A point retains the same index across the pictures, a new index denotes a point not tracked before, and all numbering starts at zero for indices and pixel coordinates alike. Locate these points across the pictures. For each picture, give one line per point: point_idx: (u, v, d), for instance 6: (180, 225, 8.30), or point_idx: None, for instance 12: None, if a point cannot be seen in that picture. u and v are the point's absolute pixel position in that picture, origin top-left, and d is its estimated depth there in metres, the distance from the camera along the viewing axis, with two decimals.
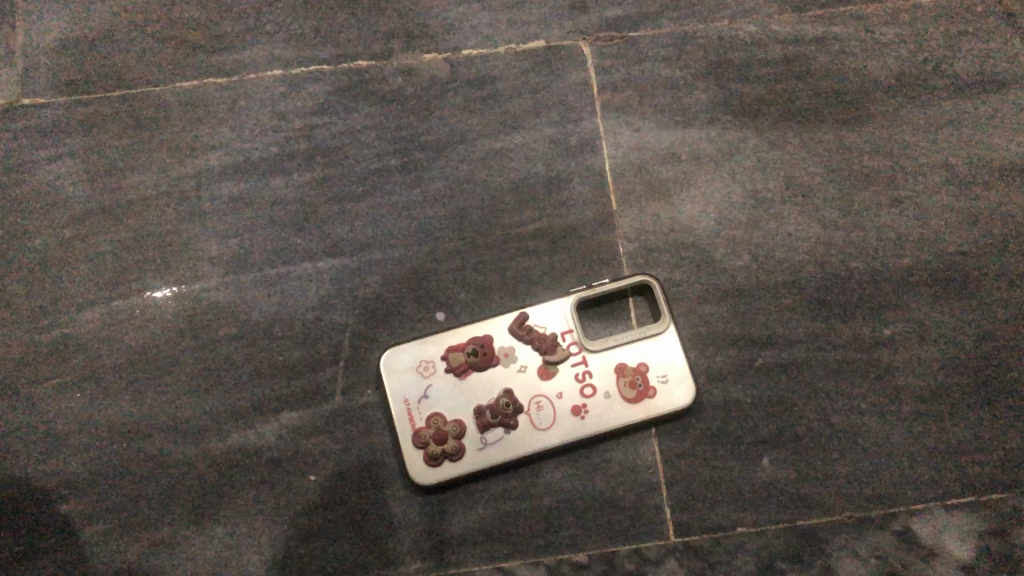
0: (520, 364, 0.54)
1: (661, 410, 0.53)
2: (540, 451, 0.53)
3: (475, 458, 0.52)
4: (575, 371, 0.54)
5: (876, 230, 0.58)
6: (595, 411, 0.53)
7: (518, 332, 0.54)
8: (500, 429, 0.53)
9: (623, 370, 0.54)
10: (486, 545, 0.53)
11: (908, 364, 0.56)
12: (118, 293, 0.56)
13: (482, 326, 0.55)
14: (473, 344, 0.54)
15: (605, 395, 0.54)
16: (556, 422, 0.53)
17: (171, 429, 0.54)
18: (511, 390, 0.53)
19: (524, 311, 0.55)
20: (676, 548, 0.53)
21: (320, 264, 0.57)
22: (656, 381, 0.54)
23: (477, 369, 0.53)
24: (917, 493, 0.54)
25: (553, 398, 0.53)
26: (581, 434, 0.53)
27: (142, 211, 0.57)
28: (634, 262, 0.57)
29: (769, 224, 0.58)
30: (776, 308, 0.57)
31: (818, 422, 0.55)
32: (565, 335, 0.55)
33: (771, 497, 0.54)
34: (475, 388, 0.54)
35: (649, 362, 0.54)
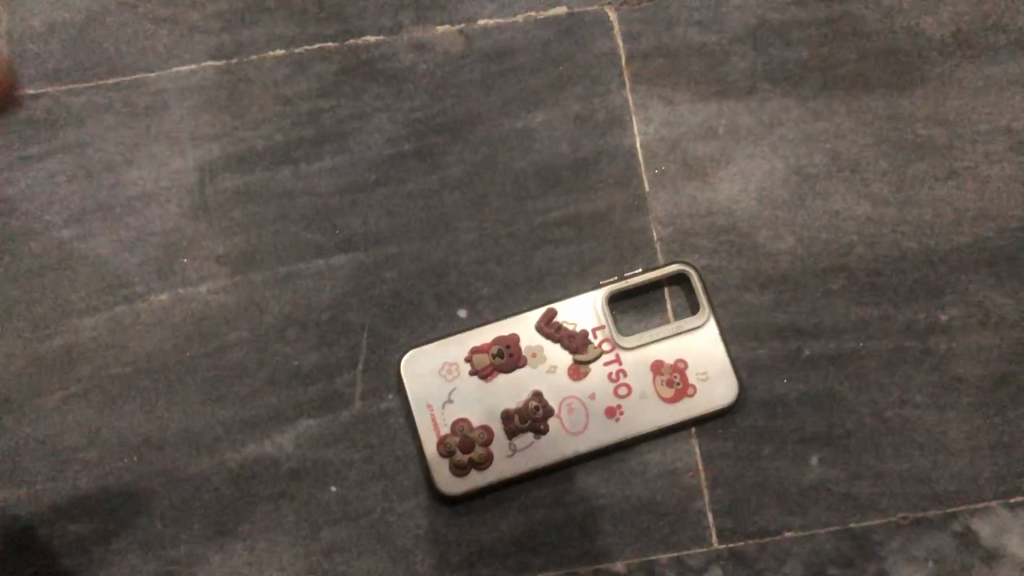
0: (549, 364, 0.51)
1: (701, 409, 0.50)
2: (572, 456, 0.50)
3: (504, 466, 0.50)
4: (608, 369, 0.51)
5: (931, 206, 0.54)
6: (630, 413, 0.50)
7: (547, 330, 0.51)
8: (530, 434, 0.50)
9: (661, 367, 0.51)
10: (519, 556, 0.50)
11: (968, 352, 0.52)
12: (123, 298, 0.53)
13: (508, 324, 0.51)
14: (499, 344, 0.51)
15: (641, 395, 0.50)
16: (589, 425, 0.50)
17: (184, 441, 0.51)
18: (541, 392, 0.50)
19: (553, 307, 0.51)
20: (720, 554, 0.50)
21: (333, 260, 0.53)
22: (695, 379, 0.50)
23: (503, 371, 0.50)
24: (978, 491, 0.50)
25: (585, 400, 0.50)
26: (616, 437, 0.50)
27: (143, 208, 0.54)
28: (669, 248, 0.53)
29: (814, 203, 0.54)
30: (823, 294, 0.53)
31: (871, 417, 0.51)
32: (597, 331, 0.51)
33: (820, 499, 0.50)
34: (503, 391, 0.50)
35: (688, 358, 0.51)
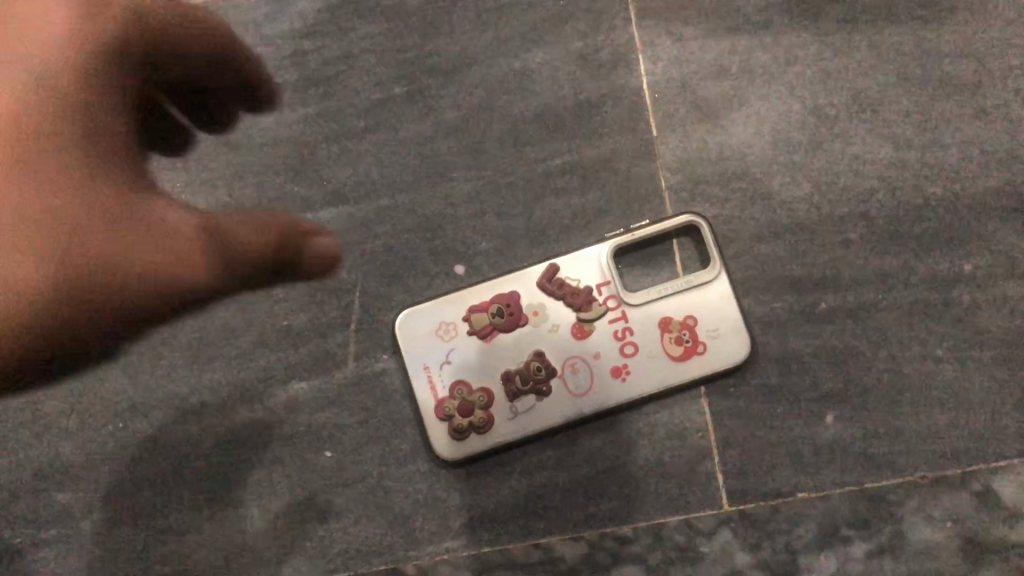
0: (552, 323, 0.48)
1: (711, 367, 0.48)
2: (577, 418, 0.48)
3: (505, 429, 0.48)
4: (614, 328, 0.48)
5: (958, 148, 0.50)
6: (637, 372, 0.48)
7: (548, 287, 0.48)
8: (532, 396, 0.48)
9: (669, 325, 0.48)
10: (522, 521, 0.48)
11: (994, 303, 0.49)
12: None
13: (508, 282, 0.49)
14: (498, 303, 0.48)
15: (649, 354, 0.48)
16: (594, 386, 0.48)
17: (172, 406, 0.50)
18: (543, 352, 0.48)
19: (554, 263, 0.49)
20: (730, 516, 0.48)
21: (320, 214, 0.51)
22: (705, 336, 0.48)
23: (503, 331, 0.48)
24: (1001, 449, 0.48)
25: (589, 359, 0.48)
26: (622, 398, 0.48)
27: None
28: (678, 197, 0.50)
29: (833, 146, 0.51)
30: (840, 244, 0.50)
31: (889, 373, 0.49)
32: (602, 288, 0.49)
33: (835, 458, 0.48)
34: (503, 352, 0.48)
35: (698, 314, 0.48)
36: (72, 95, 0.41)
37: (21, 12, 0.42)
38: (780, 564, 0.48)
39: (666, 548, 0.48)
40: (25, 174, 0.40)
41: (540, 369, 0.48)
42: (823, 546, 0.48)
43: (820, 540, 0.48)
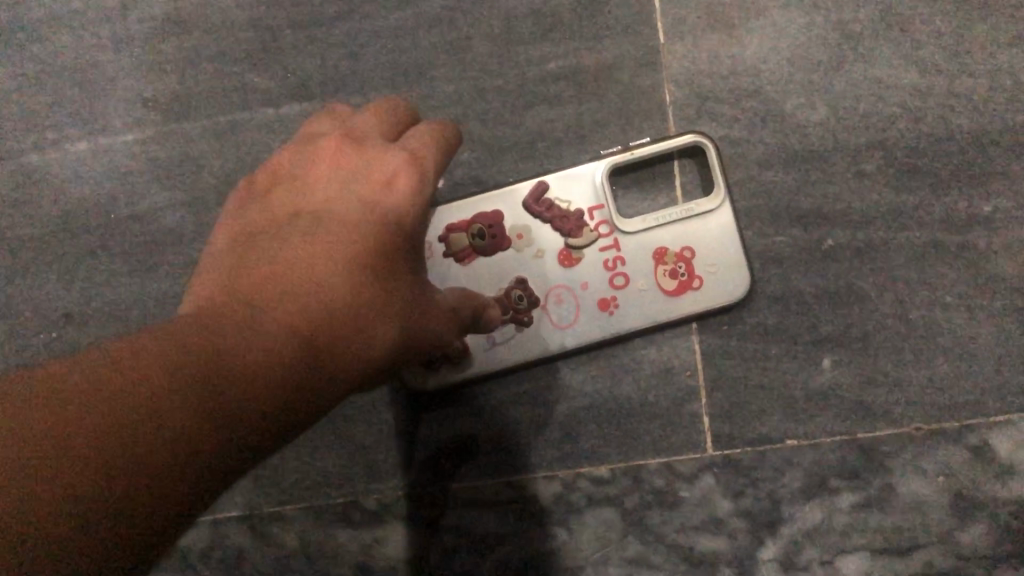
0: (538, 248, 0.45)
1: (706, 304, 0.44)
2: (558, 352, 0.45)
3: (480, 359, 0.45)
4: (605, 257, 0.45)
5: (987, 76, 0.46)
6: (626, 306, 0.45)
7: (536, 209, 0.45)
8: (511, 326, 0.45)
9: (664, 256, 0.45)
10: (493, 458, 0.46)
11: (1012, 248, 0.45)
12: (52, 140, 0.49)
13: (491, 200, 0.45)
14: (481, 223, 0.45)
15: (640, 287, 0.45)
16: (579, 319, 0.45)
17: (111, 316, 0.48)
18: (526, 280, 0.45)
19: (543, 181, 0.45)
20: (714, 462, 0.45)
21: (283, 110, 0.48)
22: (702, 271, 0.44)
23: (484, 254, 0.45)
24: (1002, 402, 0.45)
25: (575, 290, 0.45)
26: (609, 333, 0.45)
27: (84, 37, 0.50)
28: (682, 114, 0.46)
29: (855, 67, 0.47)
30: (854, 176, 0.46)
31: (893, 318, 0.46)
32: (593, 212, 0.45)
33: (829, 405, 0.45)
34: (482, 276, 0.45)
35: (697, 247, 0.45)
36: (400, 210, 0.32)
37: (386, 150, 0.33)
38: (763, 513, 0.45)
39: (644, 492, 0.45)
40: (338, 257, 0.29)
41: (521, 298, 0.44)
42: (808, 496, 0.45)
43: (806, 490, 0.45)
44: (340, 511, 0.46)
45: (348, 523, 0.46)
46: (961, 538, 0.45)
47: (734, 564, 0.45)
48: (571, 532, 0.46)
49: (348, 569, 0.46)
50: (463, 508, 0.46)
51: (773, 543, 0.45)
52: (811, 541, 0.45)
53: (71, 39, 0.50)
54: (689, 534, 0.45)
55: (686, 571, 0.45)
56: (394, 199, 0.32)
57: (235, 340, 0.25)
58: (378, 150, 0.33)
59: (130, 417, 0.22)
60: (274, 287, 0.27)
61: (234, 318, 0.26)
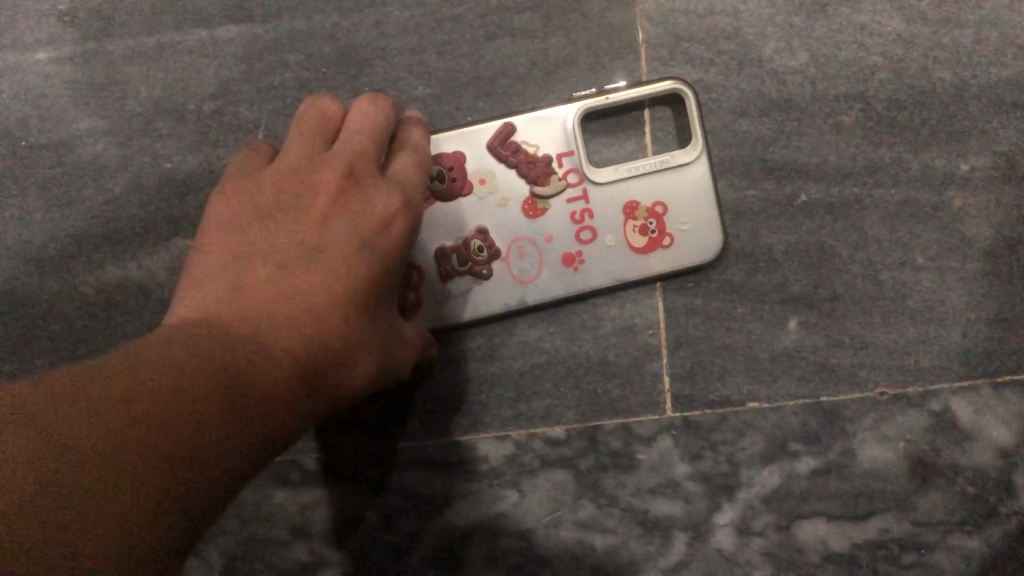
0: (501, 196, 0.42)
1: (676, 263, 0.42)
2: (518, 307, 0.42)
3: (433, 312, 0.42)
4: (572, 209, 0.42)
5: (973, 27, 0.44)
6: (592, 262, 0.42)
7: (501, 152, 0.42)
8: (468, 279, 0.42)
9: (635, 211, 0.42)
10: (443, 416, 0.44)
11: (985, 209, 0.44)
12: None
13: (453, 139, 0.42)
14: (441, 164, 0.41)
15: (609, 244, 0.42)
16: (542, 274, 0.42)
17: (25, 254, 0.44)
18: (487, 230, 0.42)
19: (510, 122, 0.42)
20: (673, 424, 0.44)
21: (219, 32, 0.44)
22: (674, 228, 0.42)
23: (443, 198, 0.42)
24: (966, 368, 0.44)
25: (539, 243, 0.42)
26: (573, 290, 0.42)
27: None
28: (655, 55, 0.43)
29: (838, 10, 0.44)
30: (831, 127, 0.44)
31: (863, 278, 0.44)
32: (562, 159, 0.42)
33: (794, 368, 0.44)
34: (440, 221, 0.42)
35: (669, 202, 0.42)
36: (392, 251, 0.34)
37: (382, 184, 0.35)
38: (720, 477, 0.44)
39: (599, 453, 0.44)
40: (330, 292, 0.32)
41: (481, 250, 0.42)
42: (767, 460, 0.44)
43: (765, 455, 0.44)
44: (278, 470, 0.44)
45: (286, 482, 0.44)
46: (918, 503, 0.44)
47: (689, 529, 0.44)
48: (521, 495, 0.44)
49: (286, 530, 0.44)
50: (410, 468, 0.44)
51: (729, 508, 0.44)
52: (768, 507, 0.44)
53: None
54: (644, 498, 0.44)
55: (640, 535, 0.44)
56: (388, 237, 0.34)
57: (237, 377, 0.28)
58: (376, 181, 0.35)
59: (124, 454, 0.24)
60: (275, 317, 0.30)
61: (237, 350, 0.29)
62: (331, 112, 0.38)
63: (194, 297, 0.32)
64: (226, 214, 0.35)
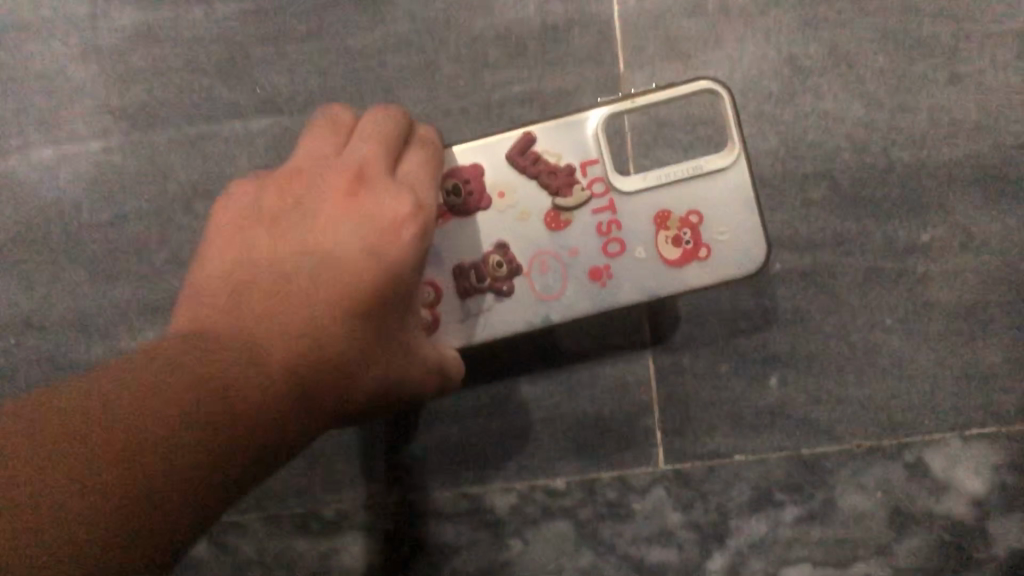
0: (521, 209, 0.42)
1: (710, 274, 0.42)
2: (542, 322, 0.42)
3: (455, 331, 0.42)
4: (599, 220, 0.42)
5: (925, 113, 0.49)
6: (621, 275, 0.42)
7: (522, 163, 0.42)
8: (488, 296, 0.42)
9: (667, 221, 0.42)
10: (452, 469, 0.47)
11: (945, 276, 0.48)
12: (18, 146, 0.50)
13: (471, 152, 0.42)
14: (456, 178, 0.42)
15: (638, 256, 0.42)
16: (567, 288, 0.42)
17: (72, 323, 0.48)
18: (506, 244, 0.42)
19: (531, 134, 0.42)
20: (665, 476, 0.47)
21: (251, 123, 0.49)
22: (708, 239, 0.42)
23: (459, 214, 0.42)
24: (935, 421, 0.47)
25: (563, 257, 0.42)
26: (600, 304, 0.42)
27: (49, 49, 0.50)
28: (641, 139, 0.48)
29: (804, 100, 0.49)
30: (801, 203, 0.48)
31: (837, 338, 0.48)
32: (586, 170, 0.43)
33: (776, 422, 0.47)
34: (460, 236, 0.42)
35: (704, 212, 0.42)
36: (396, 261, 0.34)
37: (388, 194, 0.35)
38: (711, 526, 0.47)
39: (597, 503, 0.47)
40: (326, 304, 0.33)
41: (500, 264, 0.42)
42: (755, 508, 0.47)
43: (752, 503, 0.47)
44: (299, 520, 0.47)
45: (306, 532, 0.47)
46: (898, 549, 0.47)
47: (683, 574, 0.47)
48: (526, 544, 0.47)
49: None
50: (421, 518, 0.47)
51: (720, 555, 0.47)
52: (757, 553, 0.47)
53: (40, 47, 0.50)
54: (640, 545, 0.47)
55: None
56: (393, 249, 0.34)
57: (227, 390, 0.29)
58: (383, 189, 0.35)
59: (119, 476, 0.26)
60: (272, 327, 0.32)
61: (231, 362, 0.30)
62: (341, 118, 0.38)
63: (201, 298, 0.34)
64: (236, 211, 0.36)
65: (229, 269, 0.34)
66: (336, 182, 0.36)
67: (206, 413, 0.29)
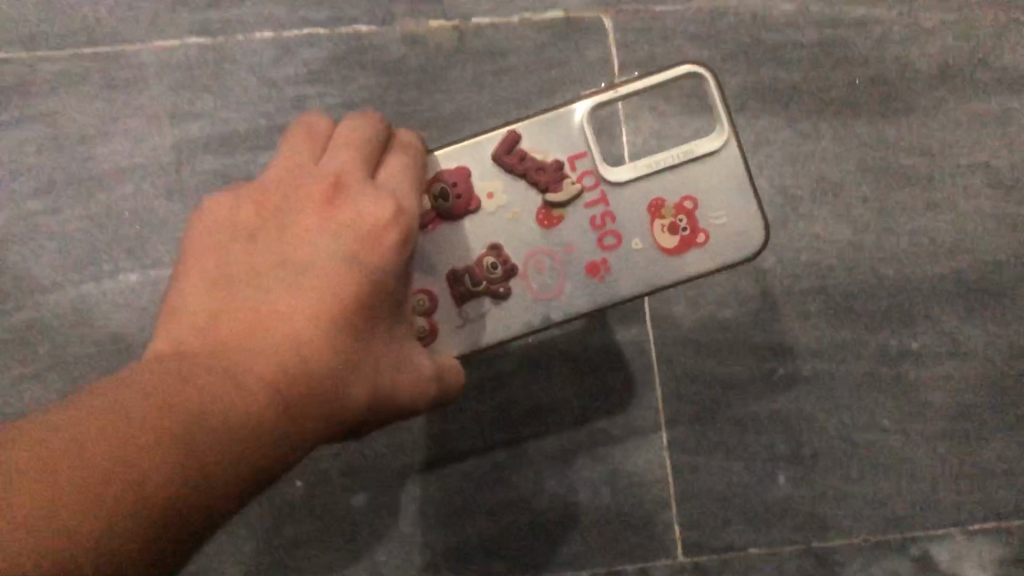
0: (511, 210, 0.42)
1: (709, 260, 0.42)
2: (542, 322, 0.42)
3: (455, 336, 0.41)
4: (592, 215, 0.42)
5: (909, 235, 0.54)
6: (618, 269, 0.42)
7: (507, 161, 0.41)
8: (485, 299, 0.41)
9: (662, 209, 0.42)
10: (486, 561, 0.51)
11: (937, 380, 0.52)
12: (106, 271, 0.54)
13: (455, 153, 0.41)
14: (443, 182, 0.41)
15: (636, 247, 0.42)
16: (564, 286, 0.42)
17: None
18: (501, 246, 0.42)
19: (515, 131, 0.42)
20: (684, 566, 0.51)
21: None
22: (704, 224, 0.42)
23: (449, 217, 0.41)
24: (937, 517, 0.51)
25: (559, 255, 0.42)
26: (600, 300, 0.42)
27: (114, 184, 0.54)
28: None
29: (797, 224, 0.54)
30: (800, 315, 0.53)
31: (838, 438, 0.52)
32: (575, 164, 0.42)
33: (786, 516, 0.51)
34: (451, 242, 0.41)
35: (698, 196, 0.42)
36: (381, 266, 0.34)
37: (369, 199, 0.35)
38: None
39: None
40: (309, 313, 0.32)
41: (496, 267, 0.41)
42: None
43: None
44: None
45: None
46: None
47: None
48: None
49: None
50: None
51: None
52: None
53: (126, 183, 0.54)
54: None
55: None
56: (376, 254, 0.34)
57: (199, 407, 0.28)
58: (362, 194, 0.35)
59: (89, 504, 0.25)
60: (251, 342, 0.31)
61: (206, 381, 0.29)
62: (317, 126, 0.37)
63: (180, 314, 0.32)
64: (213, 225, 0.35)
65: (208, 288, 0.33)
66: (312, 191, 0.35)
67: (183, 431, 0.27)
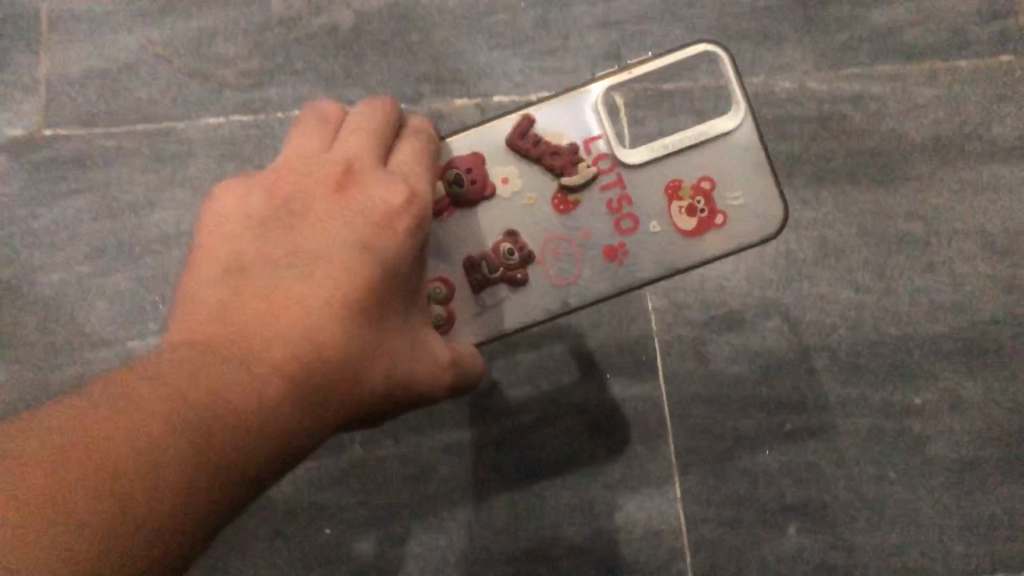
0: (526, 195, 0.43)
1: (726, 239, 0.43)
2: (561, 307, 0.43)
3: (473, 322, 0.42)
4: (608, 198, 0.43)
5: (909, 295, 0.56)
6: (636, 252, 0.43)
7: (523, 146, 0.42)
8: (502, 285, 0.43)
9: (679, 191, 0.43)
10: None
11: (942, 434, 0.54)
12: (152, 330, 0.57)
13: (469, 141, 0.43)
14: (456, 168, 0.42)
15: (653, 229, 0.43)
16: (581, 271, 0.43)
17: None
18: (516, 232, 0.43)
19: (529, 116, 0.43)
20: None
21: None
22: (722, 203, 0.43)
23: (462, 205, 0.42)
24: (945, 568, 0.53)
25: (576, 240, 0.43)
26: (620, 282, 0.43)
27: (162, 250, 0.58)
28: (663, 319, 0.55)
29: (801, 285, 0.56)
30: (806, 370, 0.55)
31: (846, 489, 0.54)
32: (590, 146, 0.43)
33: (797, 566, 0.53)
34: (468, 227, 0.43)
35: (716, 176, 0.43)
36: (392, 250, 0.35)
37: (379, 187, 0.36)
38: None
39: None
40: (324, 297, 0.33)
41: (512, 253, 0.42)
42: None
43: None
44: None
45: None
46: None
47: None
48: None
49: None
50: None
51: None
52: None
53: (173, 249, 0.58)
54: None
55: None
56: (386, 240, 0.35)
57: (219, 392, 0.30)
58: (373, 181, 0.36)
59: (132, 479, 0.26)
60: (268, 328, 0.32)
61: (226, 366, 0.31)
62: (329, 120, 0.39)
63: (196, 297, 0.34)
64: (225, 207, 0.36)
65: (222, 272, 0.34)
66: (325, 179, 0.36)
67: (208, 412, 0.29)
